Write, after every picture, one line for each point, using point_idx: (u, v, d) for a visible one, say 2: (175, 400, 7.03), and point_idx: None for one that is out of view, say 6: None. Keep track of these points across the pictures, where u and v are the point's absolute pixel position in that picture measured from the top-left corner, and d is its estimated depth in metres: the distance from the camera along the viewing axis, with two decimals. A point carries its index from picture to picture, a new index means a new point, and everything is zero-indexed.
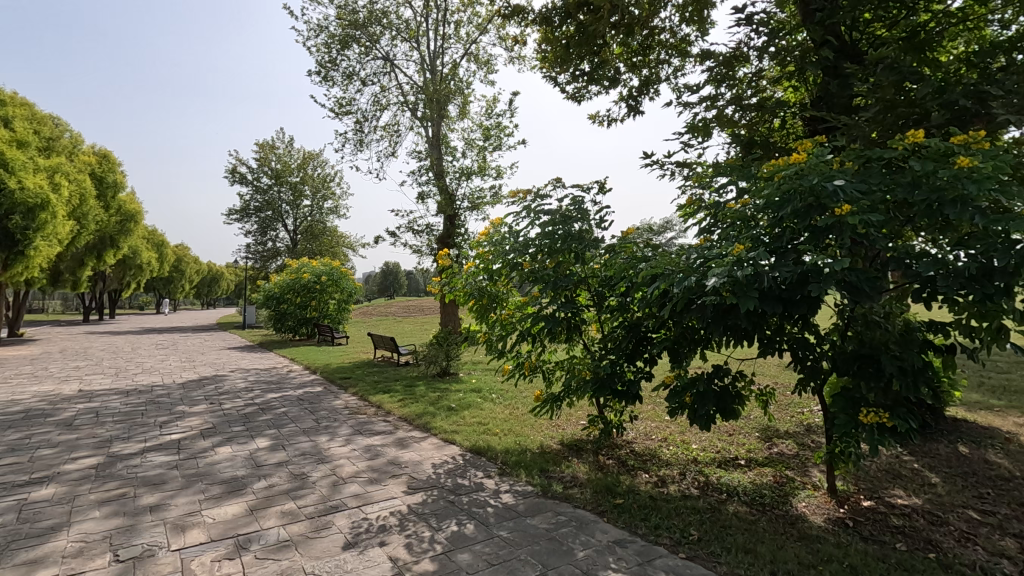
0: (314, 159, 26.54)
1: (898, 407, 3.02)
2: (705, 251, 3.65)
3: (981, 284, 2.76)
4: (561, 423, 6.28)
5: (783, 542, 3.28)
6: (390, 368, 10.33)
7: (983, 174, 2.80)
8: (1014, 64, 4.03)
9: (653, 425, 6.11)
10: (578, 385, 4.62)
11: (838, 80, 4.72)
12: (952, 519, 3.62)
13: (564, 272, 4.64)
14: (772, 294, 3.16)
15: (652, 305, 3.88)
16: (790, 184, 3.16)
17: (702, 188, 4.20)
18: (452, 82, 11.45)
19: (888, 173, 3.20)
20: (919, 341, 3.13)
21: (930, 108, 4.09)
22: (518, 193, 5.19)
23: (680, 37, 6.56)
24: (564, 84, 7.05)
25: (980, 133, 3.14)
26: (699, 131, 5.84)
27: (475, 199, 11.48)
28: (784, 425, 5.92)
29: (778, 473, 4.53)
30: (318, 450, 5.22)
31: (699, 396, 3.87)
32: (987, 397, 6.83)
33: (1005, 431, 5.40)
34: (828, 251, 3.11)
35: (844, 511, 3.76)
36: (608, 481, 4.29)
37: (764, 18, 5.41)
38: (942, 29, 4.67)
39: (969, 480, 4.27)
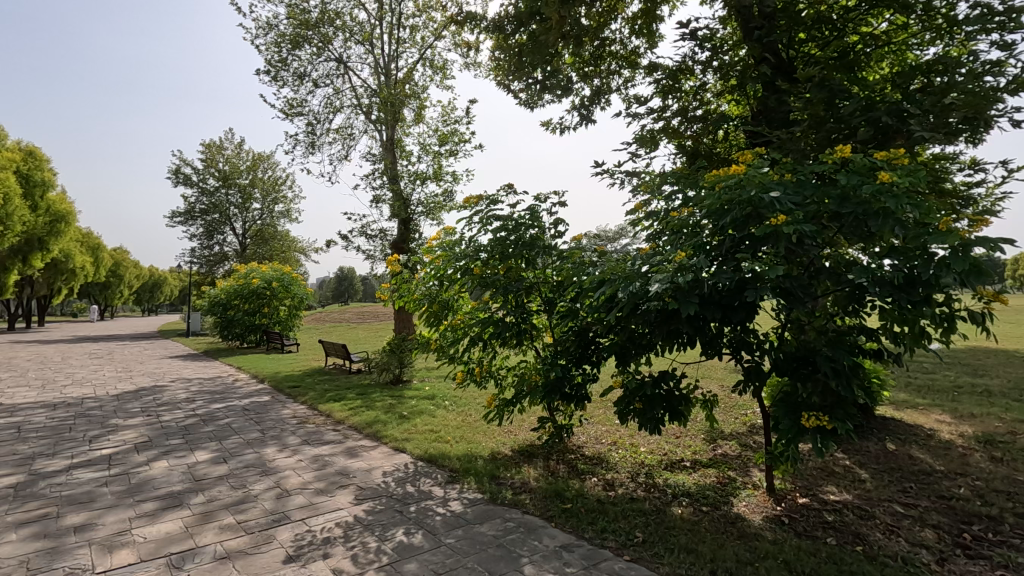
0: (264, 161, 25.74)
1: (838, 407, 3.15)
2: (649, 257, 3.75)
3: (905, 292, 2.96)
4: (514, 429, 6.29)
5: (723, 541, 3.39)
6: (341, 375, 10.10)
7: (902, 189, 3.00)
8: (931, 86, 4.34)
9: (603, 429, 6.21)
10: (529, 391, 4.64)
11: (774, 95, 4.93)
12: (879, 513, 3.82)
13: (515, 277, 4.66)
14: (712, 300, 3.30)
15: (600, 310, 3.96)
16: (727, 194, 3.29)
17: (650, 196, 4.30)
18: (407, 86, 11.33)
19: (820, 186, 3.37)
20: (851, 344, 3.29)
21: (857, 124, 4.34)
22: (470, 198, 5.21)
23: (630, 49, 6.75)
24: (518, 92, 7.12)
25: (901, 150, 3.36)
26: (647, 141, 6.00)
27: (431, 204, 11.41)
28: (728, 426, 6.15)
29: (721, 474, 4.69)
30: (262, 462, 5.04)
31: (646, 399, 3.96)
32: (913, 396, 7.27)
33: (928, 428, 5.76)
34: (764, 259, 3.25)
35: (781, 509, 3.91)
36: (558, 486, 4.32)
37: (708, 34, 5.63)
38: (869, 50, 4.96)
39: (895, 475, 4.53)
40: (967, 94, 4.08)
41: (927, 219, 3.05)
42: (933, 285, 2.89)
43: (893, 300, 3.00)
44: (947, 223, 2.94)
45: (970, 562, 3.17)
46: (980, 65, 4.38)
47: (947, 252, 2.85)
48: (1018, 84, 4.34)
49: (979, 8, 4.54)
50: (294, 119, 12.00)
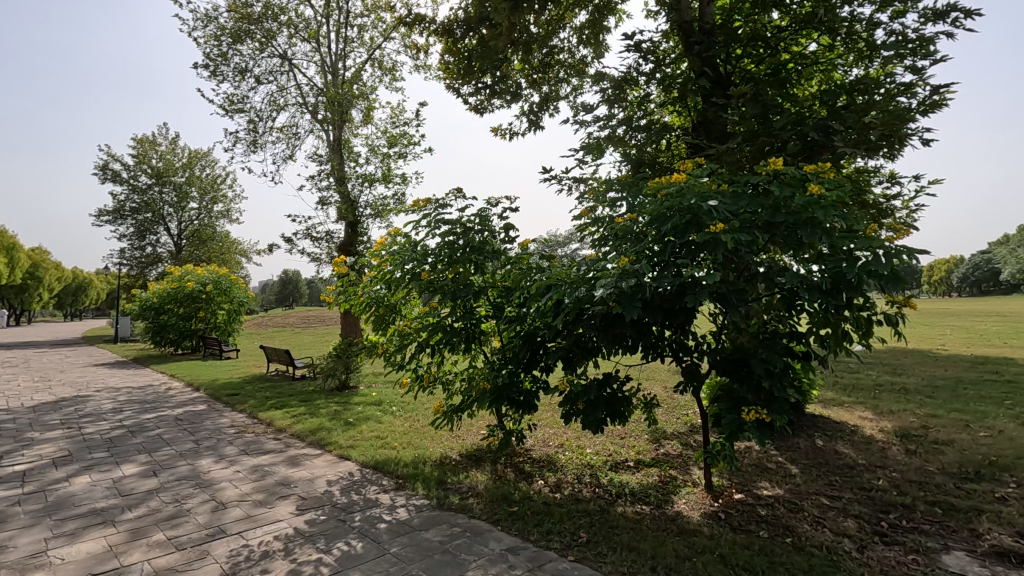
0: (202, 158, 24.60)
1: (773, 404, 3.32)
2: (595, 262, 3.84)
3: (831, 296, 3.15)
4: (462, 434, 6.27)
5: (664, 538, 3.50)
6: (284, 382, 9.76)
7: (828, 201, 3.21)
8: (854, 104, 4.66)
9: (550, 432, 6.28)
10: (477, 396, 4.64)
11: (713, 108, 5.16)
12: (807, 505, 4.05)
13: (463, 281, 4.66)
14: (655, 304, 3.41)
15: (547, 314, 4.01)
16: (668, 202, 3.43)
17: (597, 203, 4.40)
18: (354, 87, 11.11)
19: (754, 196, 3.55)
20: (782, 345, 3.47)
21: (787, 138, 4.62)
22: (418, 202, 5.17)
23: (578, 58, 6.89)
24: (467, 96, 7.12)
25: (826, 164, 3.59)
26: (594, 149, 6.13)
27: (378, 206, 11.23)
28: (670, 426, 6.35)
29: (662, 473, 4.84)
30: (196, 474, 4.80)
31: (592, 401, 4.04)
32: (840, 394, 7.75)
33: (852, 424, 6.15)
34: (703, 265, 3.38)
35: (718, 505, 4.08)
36: (504, 490, 4.34)
37: (651, 47, 5.83)
38: (800, 68, 5.26)
39: (822, 469, 4.81)
40: (885, 113, 4.41)
41: (850, 229, 3.27)
42: (856, 290, 3.11)
43: (820, 304, 3.20)
44: (868, 231, 3.16)
45: (887, 548, 3.40)
46: (896, 87, 4.74)
47: (868, 259, 3.07)
48: (928, 106, 4.73)
49: (895, 34, 4.92)
50: (235, 116, 11.52)
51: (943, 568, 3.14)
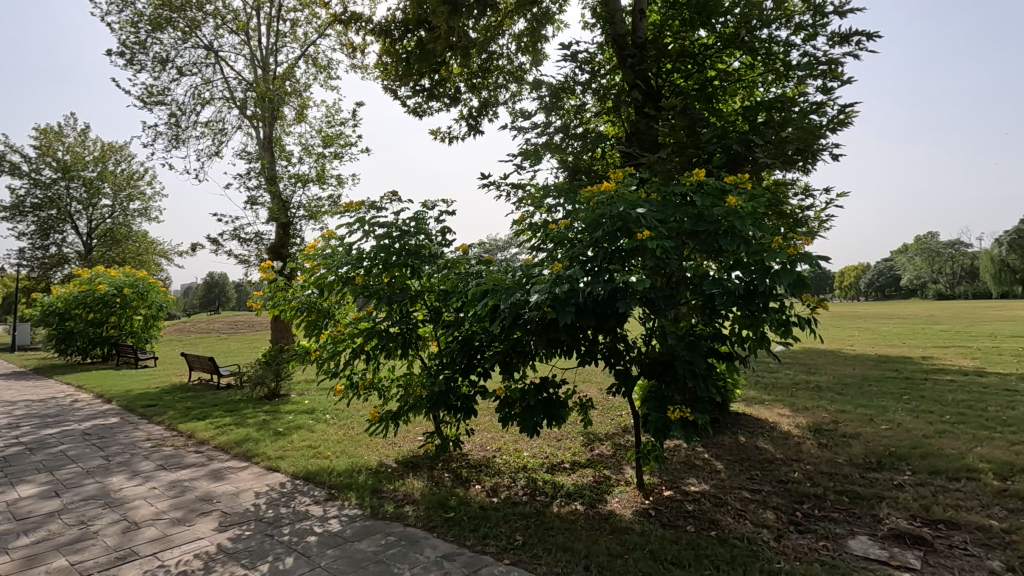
0: (116, 152, 22.89)
1: (697, 403, 3.48)
2: (530, 268, 3.88)
3: (748, 301, 3.35)
4: (398, 441, 6.15)
5: (597, 537, 3.58)
6: (207, 392, 9.21)
7: (745, 211, 3.41)
8: (772, 120, 4.98)
9: (488, 436, 6.28)
10: (413, 403, 4.57)
11: (645, 119, 5.36)
12: (730, 499, 4.27)
13: (399, 286, 4.58)
14: (588, 309, 3.49)
15: (483, 319, 4.02)
16: (600, 210, 3.52)
17: (534, 208, 4.46)
18: (286, 83, 10.71)
19: (680, 205, 3.72)
20: (706, 348, 3.64)
21: (713, 150, 4.87)
22: (352, 203, 5.05)
23: (516, 65, 6.97)
24: (405, 98, 7.02)
25: (745, 176, 3.82)
26: (531, 155, 6.22)
27: (312, 208, 10.86)
28: (605, 427, 6.52)
29: (597, 473, 4.96)
30: (104, 493, 4.44)
31: (526, 405, 4.08)
32: (761, 393, 8.22)
33: (771, 421, 6.53)
34: (633, 270, 3.51)
35: (648, 503, 4.22)
36: (441, 496, 4.29)
37: (587, 58, 5.98)
38: (724, 84, 5.56)
39: (745, 464, 5.08)
40: (800, 129, 4.74)
41: (766, 238, 3.48)
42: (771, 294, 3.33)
43: (739, 308, 3.39)
44: (780, 240, 3.39)
45: (800, 536, 3.63)
46: (809, 105, 5.12)
47: (781, 265, 3.30)
48: (837, 124, 5.12)
49: (807, 57, 5.30)
50: (154, 109, 10.80)
51: (849, 552, 3.39)
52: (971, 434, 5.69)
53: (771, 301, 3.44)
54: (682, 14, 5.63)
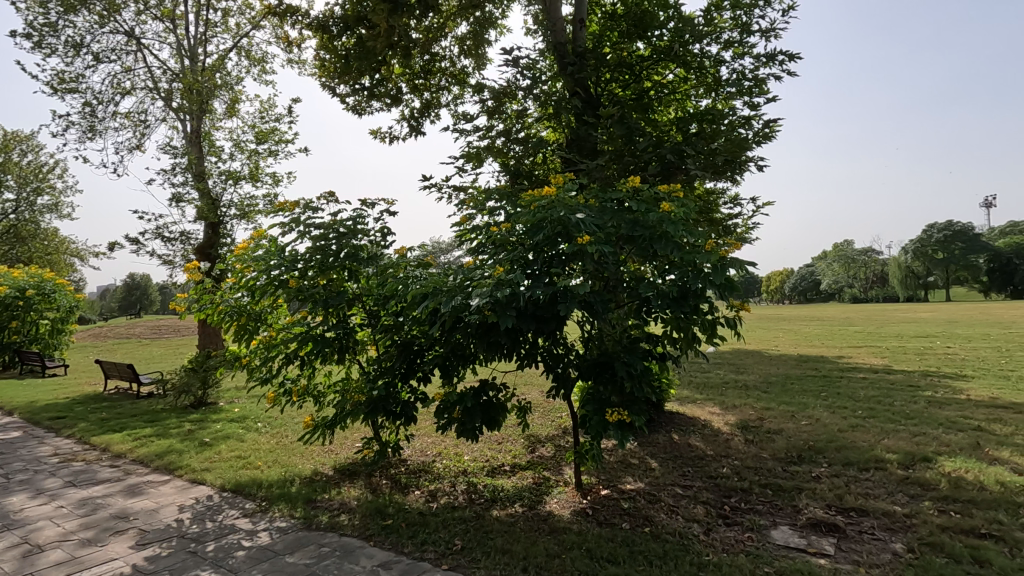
0: (22, 142, 20.98)
1: (633, 404, 3.57)
2: (471, 271, 3.87)
3: (681, 304, 3.48)
4: (334, 448, 5.97)
5: (536, 538, 3.61)
6: (126, 401, 8.59)
7: (678, 218, 3.55)
8: (703, 131, 5.22)
9: (429, 441, 6.21)
10: (351, 409, 4.44)
11: (585, 126, 5.46)
12: (664, 496, 4.42)
13: (337, 289, 4.46)
14: (529, 312, 3.51)
15: (423, 323, 3.97)
16: (541, 214, 3.58)
17: (476, 211, 4.45)
18: (216, 75, 10.18)
19: (617, 211, 3.82)
20: (641, 350, 3.73)
21: (649, 159, 5.05)
22: (285, 203, 4.87)
23: (459, 67, 6.94)
24: (344, 96, 6.84)
25: (677, 184, 3.98)
26: (473, 158, 6.21)
27: (244, 206, 10.38)
28: (545, 429, 6.59)
29: (537, 475, 5.00)
30: (3, 514, 4.05)
31: (466, 409, 4.05)
32: (694, 392, 8.55)
33: (703, 419, 6.81)
34: (573, 274, 3.57)
35: (586, 502, 4.29)
36: (378, 503, 4.20)
37: (529, 64, 6.05)
38: (660, 95, 5.77)
39: (678, 462, 5.28)
40: (728, 141, 5.01)
41: (697, 244, 3.64)
42: (701, 296, 3.48)
43: (672, 311, 3.52)
44: (711, 245, 3.55)
45: (728, 529, 3.81)
46: (737, 119, 5.41)
47: (711, 269, 3.45)
48: (763, 137, 5.43)
49: (736, 72, 5.60)
50: (66, 96, 9.98)
51: (772, 541, 3.59)
52: (880, 427, 6.17)
53: (702, 304, 3.60)
54: (620, 26, 5.80)
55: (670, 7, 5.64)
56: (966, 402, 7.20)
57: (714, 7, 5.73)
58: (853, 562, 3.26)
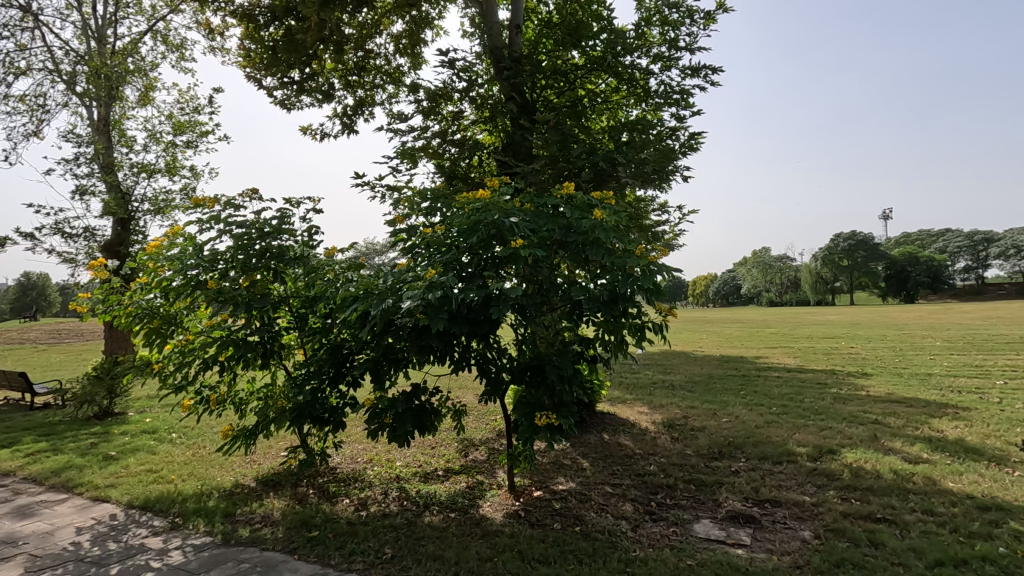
0: None
1: (562, 407, 3.61)
2: (403, 273, 3.79)
3: (611, 307, 3.58)
4: (257, 458, 5.67)
5: (468, 542, 3.58)
6: (16, 414, 7.77)
7: (609, 224, 3.65)
8: (634, 140, 5.40)
9: (360, 448, 6.03)
10: (274, 416, 4.23)
11: (520, 131, 5.51)
12: (594, 495, 4.51)
13: (260, 291, 4.17)
14: (461, 315, 3.49)
15: (353, 326, 3.84)
16: (475, 216, 3.56)
17: (411, 212, 4.38)
18: (128, 59, 9.44)
19: (551, 215, 3.87)
20: (572, 353, 3.79)
21: (581, 166, 5.17)
22: (203, 199, 4.58)
23: (394, 66, 6.82)
24: (271, 89, 6.53)
25: (609, 192, 4.08)
26: (408, 158, 6.11)
27: (159, 201, 9.69)
28: (479, 432, 6.57)
29: (470, 479, 4.97)
30: None
31: (397, 414, 3.96)
32: (624, 393, 8.82)
33: (633, 419, 7.04)
34: (506, 278, 3.58)
35: (518, 504, 4.31)
36: (304, 514, 4.02)
37: (465, 66, 6.03)
38: (593, 104, 5.91)
39: (608, 461, 5.41)
40: (657, 151, 5.22)
41: (627, 249, 3.75)
42: (630, 300, 3.59)
43: (603, 315, 3.60)
44: (640, 250, 3.67)
45: (654, 524, 3.94)
46: (665, 130, 5.64)
47: (640, 274, 3.57)
48: (688, 148, 5.69)
49: (664, 85, 5.84)
50: None
51: (694, 535, 3.75)
52: (792, 422, 6.60)
53: (630, 308, 3.71)
54: (555, 34, 5.90)
55: (603, 20, 5.80)
56: (865, 397, 7.86)
57: (643, 21, 5.96)
58: (767, 551, 3.46)
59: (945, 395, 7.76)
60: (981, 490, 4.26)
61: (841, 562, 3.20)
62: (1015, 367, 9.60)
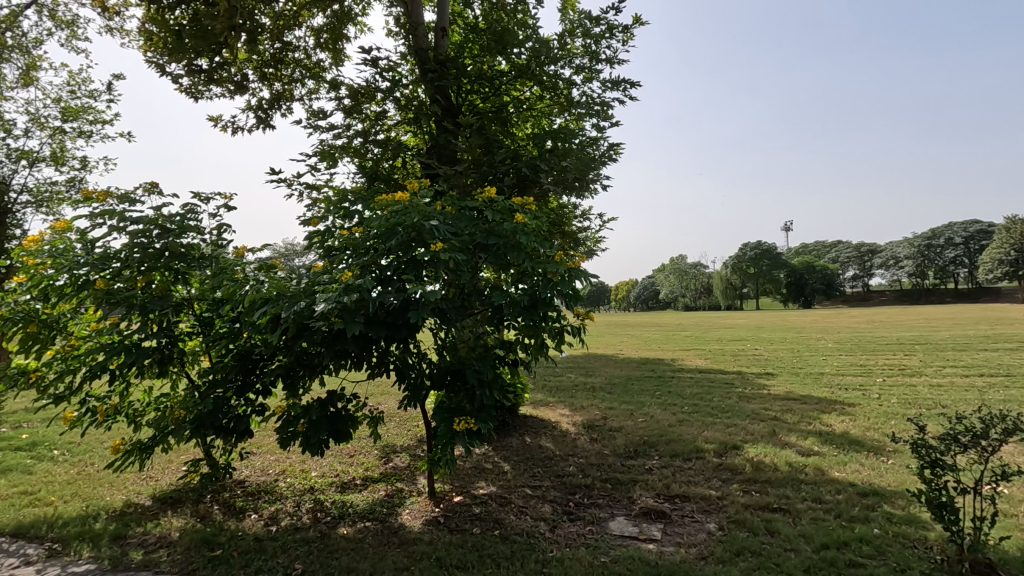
0: None
1: (481, 412, 3.60)
2: (319, 276, 3.64)
3: (530, 312, 3.61)
4: (155, 474, 5.22)
5: (385, 553, 3.49)
6: None
7: (530, 229, 3.68)
8: (556, 148, 5.51)
9: (271, 459, 5.71)
10: (173, 428, 3.91)
11: (444, 134, 5.47)
12: (515, 498, 4.55)
13: (159, 293, 3.83)
14: (378, 319, 3.38)
15: (263, 331, 3.63)
16: (394, 219, 3.48)
17: (330, 213, 4.21)
18: (6, 34, 8.46)
19: (472, 219, 3.86)
20: (493, 357, 3.79)
21: (505, 172, 5.21)
22: (94, 192, 4.17)
23: (314, 61, 6.56)
24: (176, 77, 6.08)
25: (530, 197, 4.12)
26: (327, 157, 5.88)
27: (42, 193, 8.76)
28: (400, 438, 6.43)
29: (389, 487, 4.84)
30: None
31: (311, 422, 3.78)
32: (547, 395, 8.97)
33: (554, 421, 7.16)
34: (426, 281, 3.51)
35: (438, 511, 4.26)
36: (206, 532, 3.75)
37: (389, 65, 5.90)
38: (517, 111, 5.97)
39: (529, 463, 5.47)
40: (577, 160, 5.36)
41: (546, 255, 3.80)
42: (549, 305, 3.64)
43: (523, 319, 3.63)
44: (559, 255, 3.73)
45: (572, 524, 4.02)
46: (586, 139, 5.81)
47: (559, 279, 3.63)
48: (608, 158, 5.89)
49: (586, 96, 6.01)
50: None
51: (610, 532, 3.86)
52: (701, 421, 6.99)
53: (550, 312, 3.76)
54: (481, 40, 5.91)
55: (528, 28, 5.88)
56: (767, 396, 8.46)
57: (567, 33, 6.10)
58: (676, 544, 3.63)
59: (833, 392, 8.52)
60: (861, 477, 4.71)
61: (741, 551, 3.41)
62: (892, 366, 10.69)
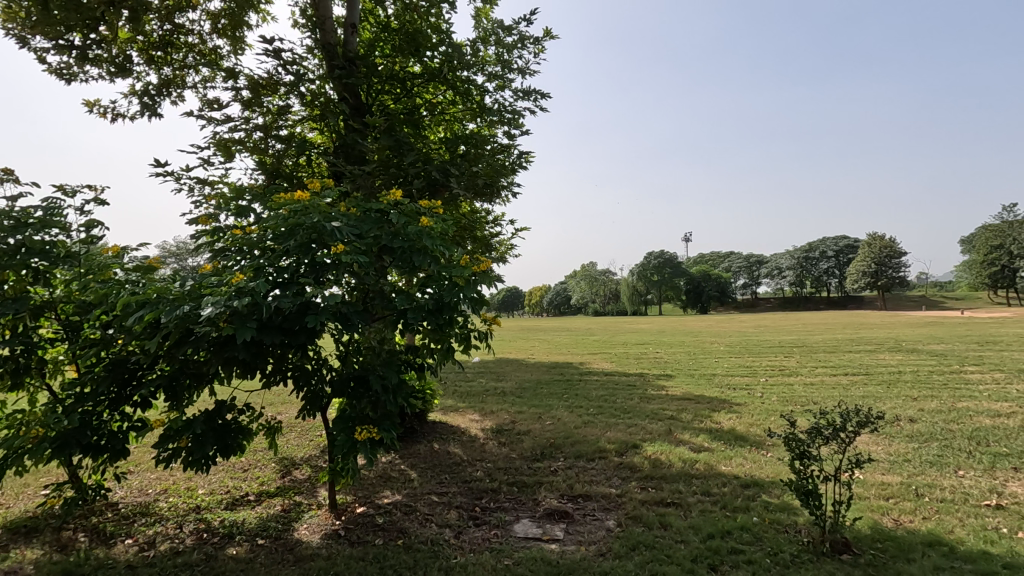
0: None
1: (383, 420, 3.49)
2: (207, 278, 3.38)
3: (436, 316, 3.56)
4: (6, 501, 4.57)
5: (277, 571, 3.30)
6: None
7: (437, 233, 3.63)
8: (468, 153, 5.51)
9: (151, 478, 5.20)
10: (27, 449, 3.43)
11: (352, 133, 5.29)
12: (420, 506, 4.47)
13: (13, 294, 3.36)
14: (273, 324, 3.18)
15: (141, 337, 3.30)
16: (293, 219, 3.30)
17: (223, 210, 3.92)
18: None
19: (378, 221, 3.75)
20: (398, 362, 3.69)
21: (414, 174, 5.12)
22: None
23: (210, 47, 6.10)
24: (43, 53, 5.41)
25: (438, 201, 4.08)
26: (223, 150, 5.48)
27: None
28: (301, 450, 6.10)
29: (285, 502, 4.57)
30: None
31: (196, 436, 3.47)
32: (457, 401, 8.92)
33: (464, 426, 7.13)
34: (326, 285, 3.36)
35: (339, 523, 4.09)
36: (67, 563, 3.34)
37: (293, 58, 5.61)
38: (429, 114, 5.91)
39: (436, 470, 5.40)
40: (488, 166, 5.40)
41: (452, 259, 3.77)
42: (456, 310, 3.60)
43: (428, 323, 3.57)
44: (465, 259, 3.71)
45: (477, 529, 4.02)
46: (497, 145, 5.87)
47: (465, 284, 3.61)
48: (518, 166, 5.99)
49: (497, 103, 6.07)
50: None
51: (514, 535, 3.90)
52: (605, 422, 7.27)
53: (456, 316, 3.73)
54: (392, 40, 5.80)
55: (441, 32, 5.84)
56: (666, 396, 8.97)
57: (480, 41, 6.15)
58: (577, 543, 3.74)
59: (724, 392, 9.20)
60: (744, 470, 5.12)
61: (636, 545, 3.58)
62: (774, 367, 11.74)
